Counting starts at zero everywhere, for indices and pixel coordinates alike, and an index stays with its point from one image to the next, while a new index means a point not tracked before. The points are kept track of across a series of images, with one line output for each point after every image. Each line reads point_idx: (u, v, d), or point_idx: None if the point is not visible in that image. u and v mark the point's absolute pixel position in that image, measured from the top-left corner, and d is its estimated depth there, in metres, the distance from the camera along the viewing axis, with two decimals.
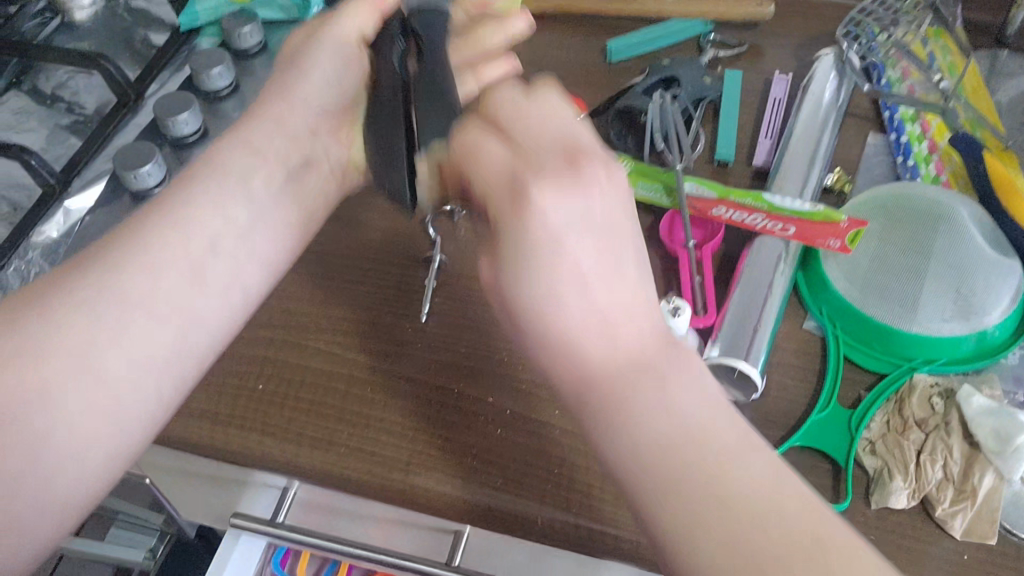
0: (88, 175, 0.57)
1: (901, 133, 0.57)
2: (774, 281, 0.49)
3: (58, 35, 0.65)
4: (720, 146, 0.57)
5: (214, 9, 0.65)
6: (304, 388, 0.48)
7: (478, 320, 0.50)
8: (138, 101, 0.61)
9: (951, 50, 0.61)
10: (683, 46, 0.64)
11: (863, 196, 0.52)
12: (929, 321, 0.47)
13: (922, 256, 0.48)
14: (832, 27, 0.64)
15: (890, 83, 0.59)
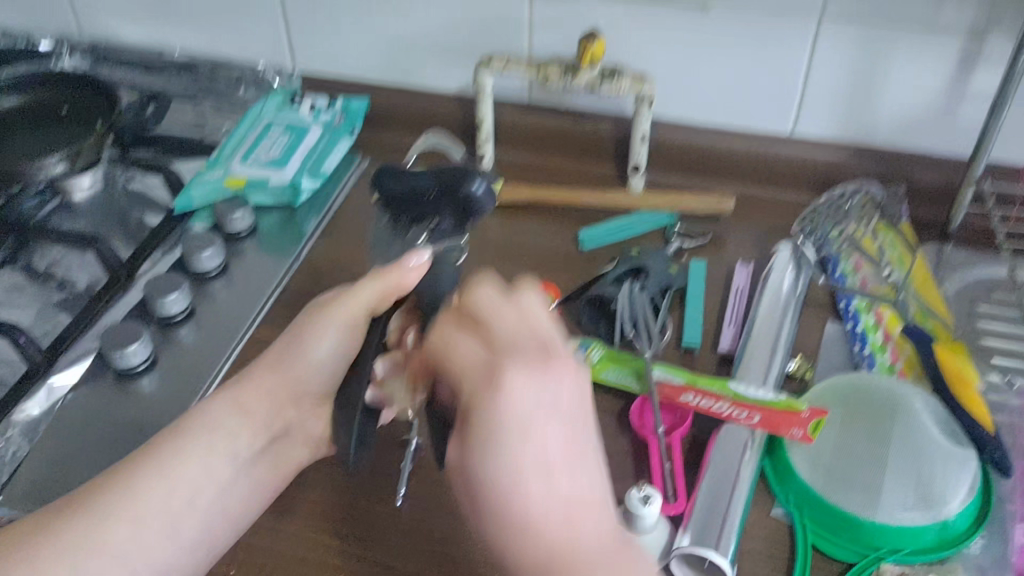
0: (74, 351, 0.58)
1: (857, 322, 0.60)
2: (741, 469, 0.50)
3: (56, 215, 0.68)
4: (687, 332, 0.60)
5: (209, 195, 0.68)
6: (278, 575, 0.47)
7: (454, 503, 0.51)
8: (128, 279, 0.63)
9: (899, 245, 0.65)
10: (651, 235, 0.68)
11: (823, 385, 0.55)
12: (892, 511, 0.48)
13: (882, 445, 0.50)
14: (789, 220, 0.69)
15: (845, 275, 0.63)
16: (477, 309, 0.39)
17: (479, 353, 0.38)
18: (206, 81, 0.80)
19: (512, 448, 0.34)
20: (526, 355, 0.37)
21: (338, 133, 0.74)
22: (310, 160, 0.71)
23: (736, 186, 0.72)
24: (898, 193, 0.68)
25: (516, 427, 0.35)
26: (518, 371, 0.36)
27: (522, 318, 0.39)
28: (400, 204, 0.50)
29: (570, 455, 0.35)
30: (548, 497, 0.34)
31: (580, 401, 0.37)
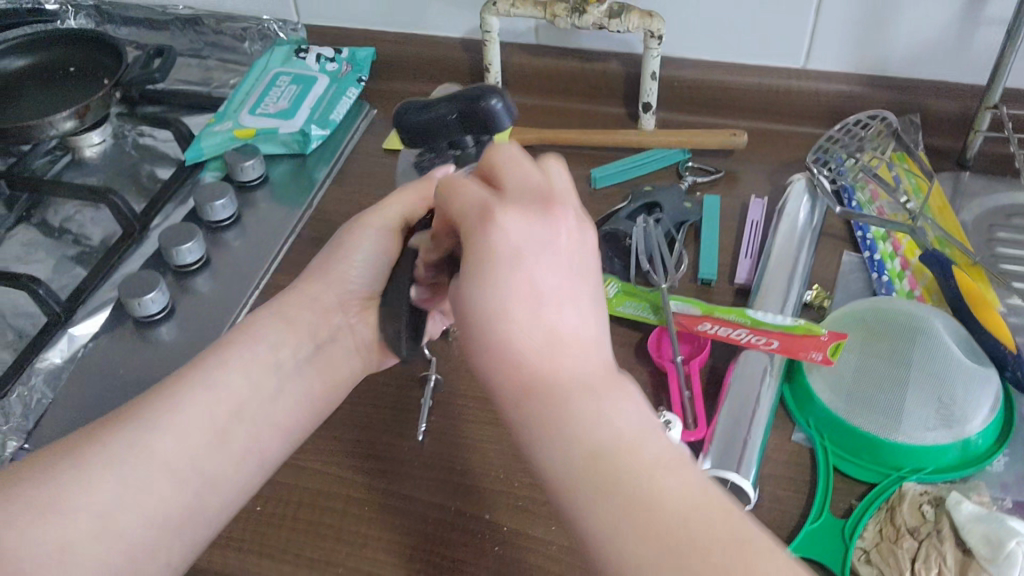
0: (93, 303, 0.59)
1: (874, 251, 0.60)
2: (760, 397, 0.50)
3: (68, 171, 0.69)
4: (702, 265, 0.59)
5: (219, 146, 0.68)
6: (302, 509, 0.48)
7: (475, 436, 0.51)
8: (143, 232, 0.63)
9: (915, 171, 0.64)
10: (663, 173, 0.67)
11: (840, 312, 0.55)
12: (913, 431, 0.48)
13: (903, 367, 0.50)
14: (803, 154, 0.69)
15: (861, 206, 0.63)
16: (493, 158, 0.37)
17: (474, 189, 0.36)
18: (211, 35, 0.79)
19: (504, 284, 0.32)
20: (521, 198, 0.35)
21: (345, 83, 0.73)
22: (319, 109, 0.71)
23: (748, 121, 0.72)
24: (913, 122, 0.67)
25: (510, 258, 0.33)
26: (513, 209, 0.34)
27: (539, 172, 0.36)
28: (419, 136, 0.48)
29: (567, 292, 0.33)
30: (535, 330, 0.32)
31: (580, 245, 0.35)
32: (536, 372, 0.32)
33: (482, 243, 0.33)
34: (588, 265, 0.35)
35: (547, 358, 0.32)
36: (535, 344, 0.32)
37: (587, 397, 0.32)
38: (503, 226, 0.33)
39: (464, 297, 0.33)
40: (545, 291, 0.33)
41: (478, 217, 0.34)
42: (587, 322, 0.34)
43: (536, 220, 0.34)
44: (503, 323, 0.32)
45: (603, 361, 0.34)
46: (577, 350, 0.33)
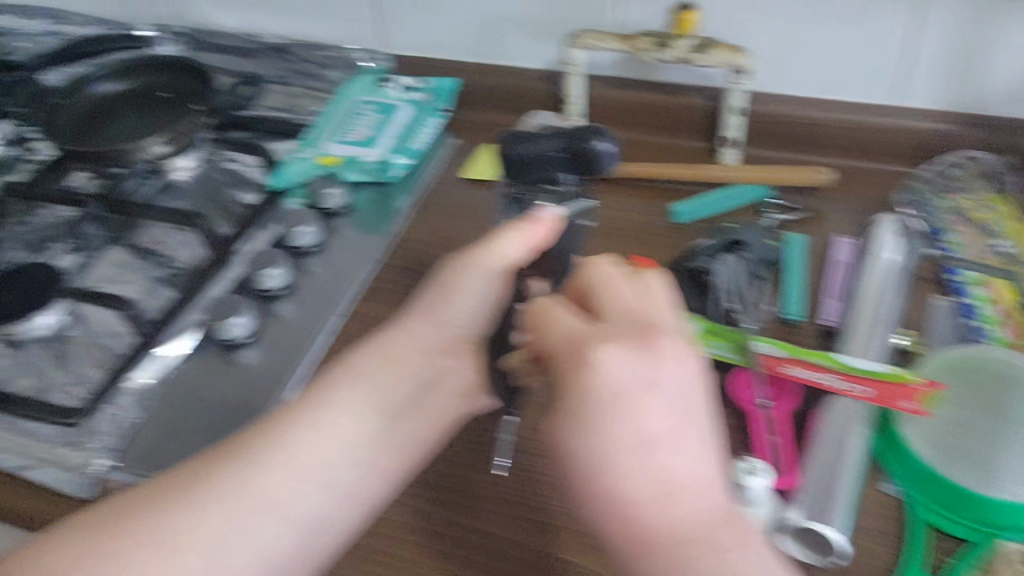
0: (179, 325, 0.60)
1: (968, 295, 0.57)
2: (849, 445, 0.49)
3: (159, 195, 0.71)
4: (788, 306, 0.58)
5: (301, 172, 0.70)
6: (384, 542, 0.48)
7: (557, 475, 0.50)
8: (229, 256, 0.64)
9: (1013, 217, 0.62)
10: (747, 209, 0.67)
11: (934, 358, 0.53)
12: (1013, 489, 0.45)
13: (1001, 420, 0.48)
14: (892, 193, 0.67)
15: (953, 248, 0.61)
16: (588, 282, 0.43)
17: (569, 323, 0.40)
18: (299, 63, 0.81)
19: (608, 427, 0.36)
20: (620, 330, 0.39)
21: (427, 112, 0.74)
22: (400, 138, 0.72)
23: (835, 158, 0.70)
24: (1011, 163, 0.64)
25: (613, 397, 0.36)
26: (614, 344, 0.38)
27: (642, 300, 0.42)
28: (519, 167, 0.54)
29: (673, 426, 0.36)
30: (644, 469, 0.35)
31: (693, 377, 0.38)
32: (636, 502, 0.35)
33: (580, 378, 0.37)
34: (696, 400, 0.38)
35: (654, 486, 0.35)
36: (648, 488, 0.35)
37: (687, 529, 0.35)
38: (606, 358, 0.37)
39: (566, 439, 0.37)
40: (652, 430, 0.36)
41: (572, 348, 0.39)
42: (699, 457, 0.36)
43: (636, 351, 0.37)
44: (607, 464, 0.36)
45: (714, 494, 0.36)
46: (688, 479, 0.36)
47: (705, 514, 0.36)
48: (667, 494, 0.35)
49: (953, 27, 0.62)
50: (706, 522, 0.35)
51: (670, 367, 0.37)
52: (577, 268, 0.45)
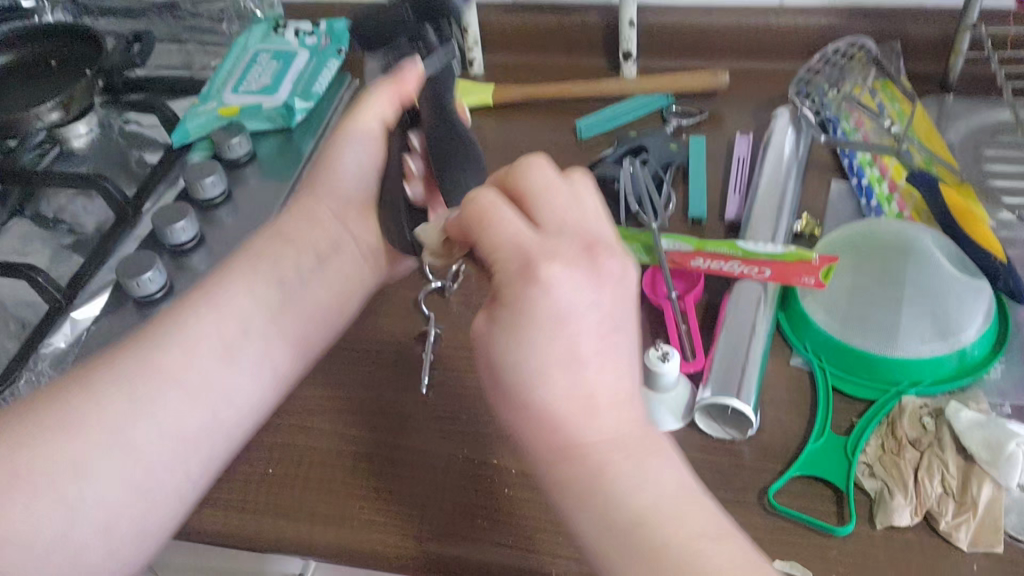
0: (93, 287, 0.59)
1: (862, 176, 0.60)
2: (756, 323, 0.51)
3: (57, 163, 0.69)
4: (692, 204, 0.60)
5: (203, 126, 0.68)
6: (312, 468, 0.49)
7: (481, 386, 0.52)
8: (136, 214, 0.64)
9: (898, 97, 0.64)
10: (648, 118, 0.68)
11: (831, 236, 0.55)
12: (910, 346, 0.49)
13: (895, 285, 0.50)
14: (785, 89, 0.69)
15: (846, 134, 0.63)
16: (525, 184, 0.38)
17: (515, 233, 0.35)
18: (189, 19, 0.78)
19: (539, 340, 0.34)
20: (563, 241, 0.36)
21: (326, 55, 0.73)
22: (301, 82, 0.71)
23: (730, 62, 0.72)
24: (894, 50, 0.67)
25: (552, 319, 0.34)
26: (561, 263, 0.34)
27: (576, 203, 0.38)
28: (377, 31, 0.49)
29: (604, 348, 0.35)
30: (572, 393, 0.34)
31: (626, 277, 0.36)
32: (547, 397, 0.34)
33: (524, 291, 0.34)
34: (621, 315, 0.36)
35: (578, 420, 0.34)
36: (572, 405, 0.34)
37: (608, 458, 0.34)
38: (552, 282, 0.34)
39: (498, 343, 0.34)
40: (585, 350, 0.34)
41: (519, 261, 0.34)
42: (622, 374, 0.35)
43: (585, 272, 0.35)
44: (539, 393, 0.34)
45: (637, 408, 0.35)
46: (605, 394, 0.34)
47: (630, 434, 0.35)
48: (591, 411, 0.34)
49: None
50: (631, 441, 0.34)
51: (608, 283, 0.35)
52: (506, 165, 0.40)
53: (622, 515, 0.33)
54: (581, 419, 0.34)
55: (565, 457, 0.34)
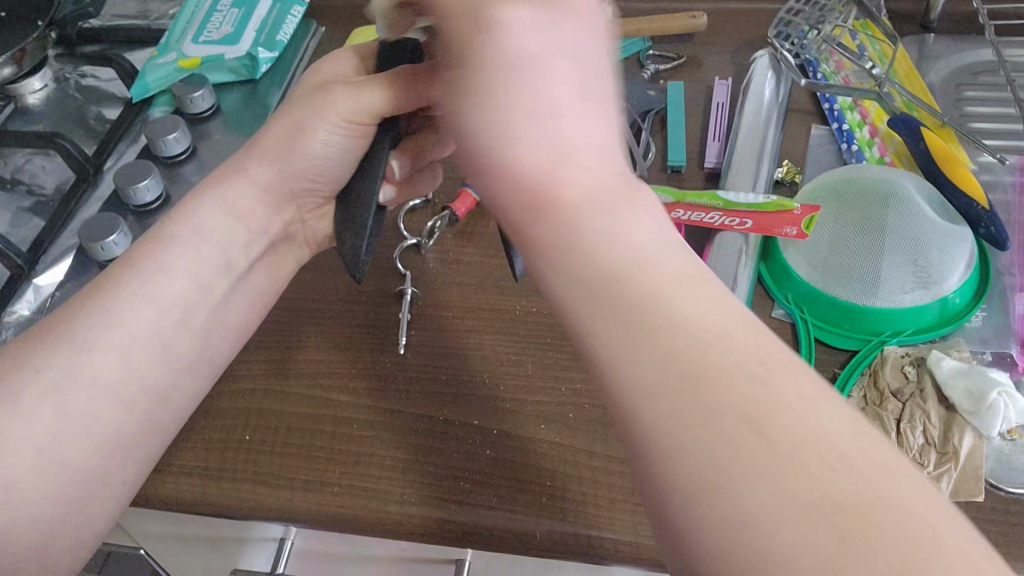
0: (55, 251, 0.57)
1: (842, 121, 0.59)
2: (738, 276, 0.50)
3: (12, 121, 0.66)
4: (671, 153, 0.58)
5: (164, 79, 0.66)
6: (290, 434, 0.48)
7: (460, 345, 0.51)
8: (98, 174, 0.62)
9: (879, 37, 0.63)
10: (625, 64, 0.66)
11: (811, 185, 0.54)
12: (892, 294, 0.48)
13: (877, 233, 0.50)
14: (764, 31, 0.67)
15: (826, 76, 0.62)
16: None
17: (526, 15, 0.29)
18: None
19: (505, 96, 0.28)
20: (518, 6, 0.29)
21: (289, 1, 0.70)
22: (264, 31, 0.68)
23: (708, 3, 0.69)
24: None
25: (550, 107, 0.28)
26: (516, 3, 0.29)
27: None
28: None
29: (576, 91, 0.29)
30: (552, 141, 0.28)
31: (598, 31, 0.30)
32: (551, 189, 0.27)
33: (486, 45, 0.28)
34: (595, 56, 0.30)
35: (555, 163, 0.28)
36: (544, 163, 0.28)
37: (634, 259, 0.26)
38: (528, 45, 0.28)
39: (462, 117, 0.29)
40: (552, 102, 0.28)
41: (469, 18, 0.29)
42: (596, 112, 0.29)
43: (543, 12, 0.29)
44: (512, 145, 0.28)
45: (610, 158, 0.28)
46: (578, 137, 0.28)
47: (598, 179, 0.28)
48: (567, 159, 0.28)
49: None
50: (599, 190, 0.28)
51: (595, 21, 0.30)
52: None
53: (708, 402, 0.24)
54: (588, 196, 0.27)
55: (645, 344, 0.25)
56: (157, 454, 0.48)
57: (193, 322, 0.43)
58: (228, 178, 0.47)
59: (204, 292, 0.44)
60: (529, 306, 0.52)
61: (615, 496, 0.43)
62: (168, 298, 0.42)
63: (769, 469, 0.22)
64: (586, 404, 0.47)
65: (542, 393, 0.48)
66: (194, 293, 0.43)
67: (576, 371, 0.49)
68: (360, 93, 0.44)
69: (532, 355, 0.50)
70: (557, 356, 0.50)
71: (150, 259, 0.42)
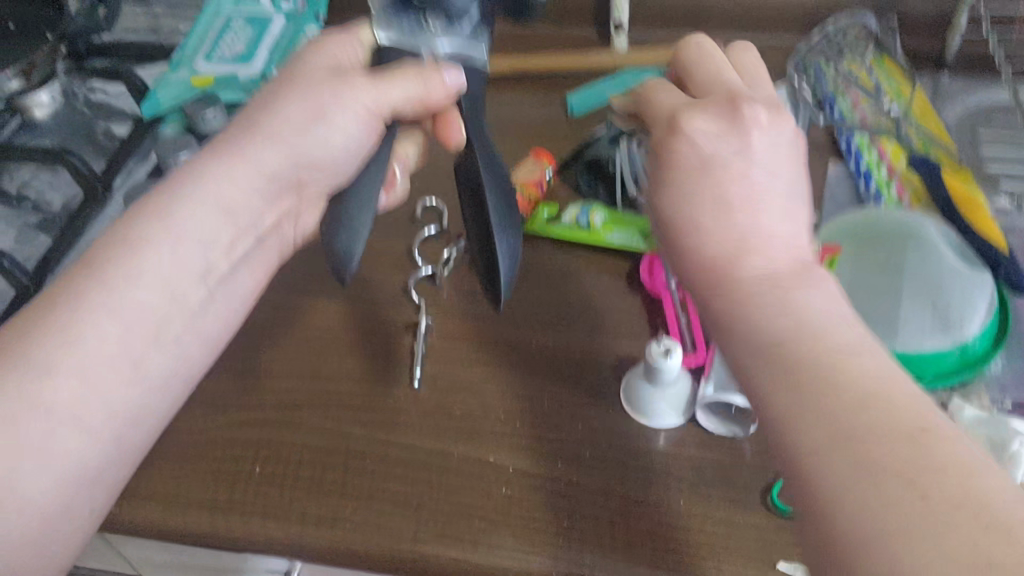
0: (61, 271, 0.56)
1: (860, 160, 0.58)
2: None
3: (19, 135, 0.65)
4: None
5: (175, 97, 0.65)
6: (302, 466, 0.47)
7: (476, 379, 0.50)
8: (106, 193, 0.61)
9: (896, 75, 0.63)
10: None
11: (830, 226, 0.54)
12: (911, 339, 0.48)
13: (897, 275, 0.50)
14: (780, 64, 0.67)
15: (844, 115, 0.61)
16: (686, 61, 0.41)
17: (711, 129, 0.36)
18: None
19: (687, 190, 0.35)
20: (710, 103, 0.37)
21: (303, 21, 0.69)
22: (278, 49, 0.67)
23: (723, 36, 0.69)
24: (891, 26, 0.65)
25: (700, 164, 0.35)
26: (698, 112, 0.36)
27: (715, 62, 0.40)
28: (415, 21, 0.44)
29: (768, 158, 0.35)
30: (745, 216, 0.34)
31: (777, 132, 0.36)
32: (731, 255, 0.33)
33: (671, 147, 0.36)
34: (791, 169, 0.36)
35: (763, 261, 0.33)
36: (728, 240, 0.34)
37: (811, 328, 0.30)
38: (751, 146, 0.35)
39: (665, 208, 0.36)
40: (739, 191, 0.34)
41: (667, 124, 0.37)
42: (794, 211, 0.35)
43: (735, 137, 0.35)
44: (702, 236, 0.34)
45: (797, 246, 0.34)
46: (777, 232, 0.34)
47: (779, 263, 0.33)
48: (742, 250, 0.33)
49: None
50: (781, 271, 0.33)
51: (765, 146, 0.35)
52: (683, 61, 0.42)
53: (862, 424, 0.27)
54: (770, 276, 0.32)
55: (841, 399, 0.28)
56: (166, 484, 0.47)
57: (187, 311, 0.42)
58: (224, 150, 0.42)
59: (201, 280, 0.42)
60: (544, 340, 0.52)
61: (674, 532, 0.43)
62: (163, 281, 0.40)
63: (838, 448, 0.27)
64: (603, 443, 0.47)
65: (559, 430, 0.47)
66: (193, 284, 0.41)
67: (592, 407, 0.48)
68: (395, 94, 0.42)
69: (548, 389, 0.49)
70: (574, 392, 0.49)
71: (154, 233, 0.40)
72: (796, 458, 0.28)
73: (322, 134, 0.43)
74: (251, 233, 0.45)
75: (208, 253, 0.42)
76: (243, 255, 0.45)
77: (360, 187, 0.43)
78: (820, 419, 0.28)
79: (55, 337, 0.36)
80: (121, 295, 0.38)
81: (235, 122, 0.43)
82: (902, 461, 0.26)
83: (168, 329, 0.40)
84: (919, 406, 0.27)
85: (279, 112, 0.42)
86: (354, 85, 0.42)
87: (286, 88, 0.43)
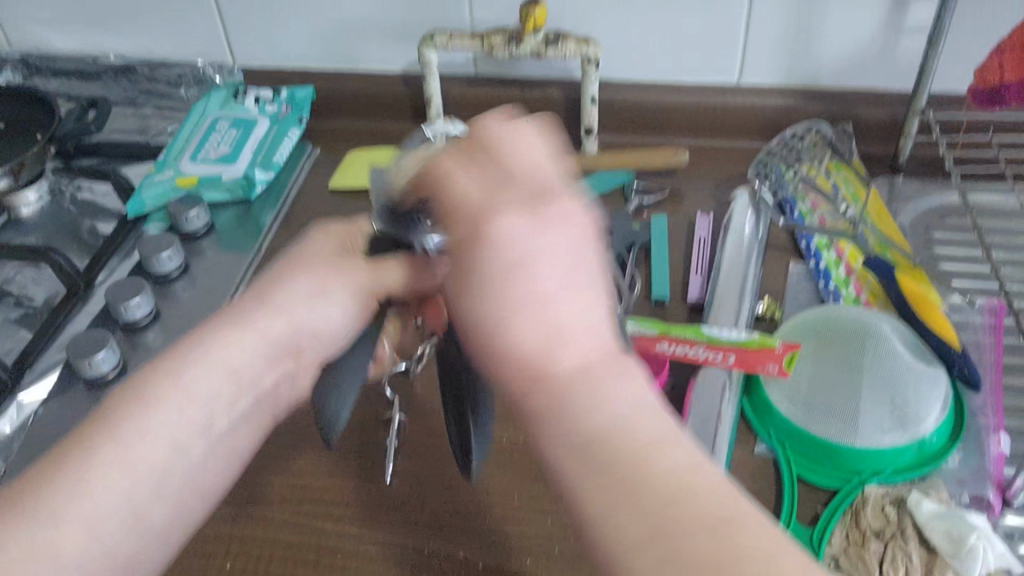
0: (40, 366, 0.57)
1: (819, 259, 0.61)
2: (722, 411, 0.52)
3: (5, 232, 0.67)
4: (655, 285, 0.60)
5: (159, 196, 0.67)
6: (273, 563, 0.47)
7: (448, 475, 0.51)
8: (88, 289, 0.62)
9: (853, 180, 0.65)
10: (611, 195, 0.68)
11: (791, 323, 0.56)
12: (871, 435, 0.49)
13: (856, 372, 0.51)
14: (743, 168, 0.70)
15: (803, 216, 0.64)
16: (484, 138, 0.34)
17: (519, 218, 0.30)
18: (146, 83, 0.78)
19: (507, 291, 0.30)
20: (514, 193, 0.32)
21: (287, 124, 0.72)
22: (262, 152, 0.70)
23: (689, 140, 0.73)
24: (846, 131, 0.68)
25: (521, 260, 0.30)
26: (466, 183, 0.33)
27: (525, 141, 0.34)
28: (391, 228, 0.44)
29: (560, 249, 0.31)
30: (541, 326, 0.30)
31: (580, 227, 0.31)
32: (531, 358, 0.30)
33: (478, 246, 0.30)
34: (591, 265, 0.31)
35: (556, 345, 0.30)
36: (541, 335, 0.30)
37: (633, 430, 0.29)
38: (512, 237, 0.30)
39: (469, 305, 0.31)
40: (547, 292, 0.30)
41: (472, 218, 0.31)
42: (584, 293, 0.31)
43: (534, 218, 0.31)
44: (504, 332, 0.30)
45: (601, 336, 0.30)
46: (576, 330, 0.30)
47: (591, 357, 0.30)
48: (555, 340, 0.30)
49: (783, 1, 0.65)
50: (592, 367, 0.30)
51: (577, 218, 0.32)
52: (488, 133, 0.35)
53: (669, 525, 0.27)
54: (585, 367, 0.30)
55: (630, 486, 0.28)
56: None
57: (180, 471, 0.39)
58: (231, 320, 0.41)
59: (205, 433, 0.40)
60: (516, 436, 0.53)
61: None
62: (172, 435, 0.38)
63: (650, 543, 0.27)
64: (572, 538, 0.47)
65: (527, 526, 0.48)
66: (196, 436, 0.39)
67: (561, 503, 0.49)
68: (385, 274, 0.44)
69: (519, 485, 0.50)
70: (543, 488, 0.50)
71: (164, 395, 0.38)
72: (591, 538, 0.28)
73: (326, 308, 0.43)
74: (247, 394, 0.42)
75: (214, 409, 0.40)
76: (245, 414, 0.43)
77: (350, 358, 0.44)
78: (614, 494, 0.28)
79: (65, 494, 0.34)
80: (132, 449, 0.37)
81: (243, 294, 0.43)
82: (700, 550, 0.26)
83: (157, 487, 0.38)
84: (732, 508, 0.28)
85: (278, 298, 0.42)
86: (352, 269, 0.44)
87: (291, 270, 0.43)
